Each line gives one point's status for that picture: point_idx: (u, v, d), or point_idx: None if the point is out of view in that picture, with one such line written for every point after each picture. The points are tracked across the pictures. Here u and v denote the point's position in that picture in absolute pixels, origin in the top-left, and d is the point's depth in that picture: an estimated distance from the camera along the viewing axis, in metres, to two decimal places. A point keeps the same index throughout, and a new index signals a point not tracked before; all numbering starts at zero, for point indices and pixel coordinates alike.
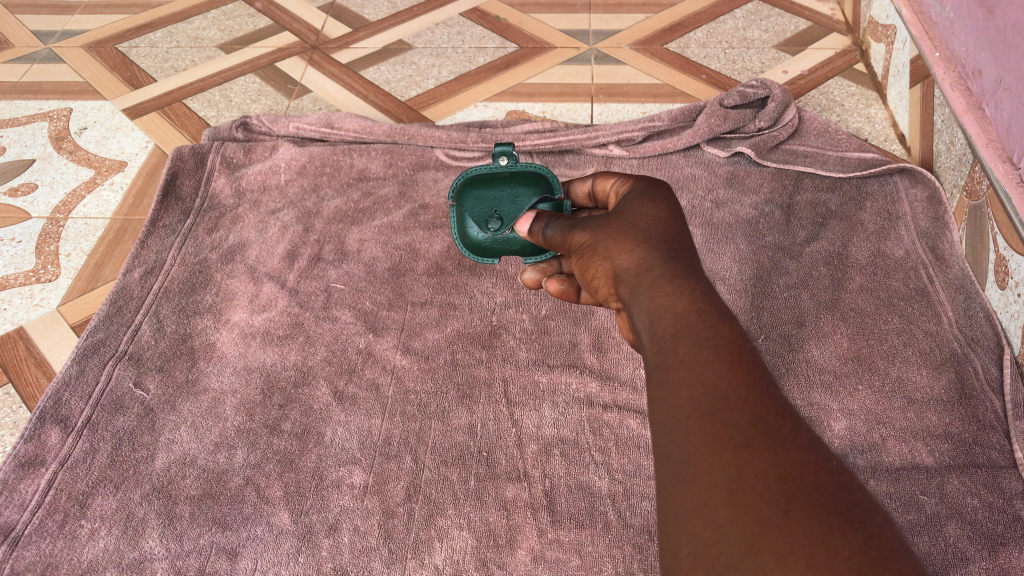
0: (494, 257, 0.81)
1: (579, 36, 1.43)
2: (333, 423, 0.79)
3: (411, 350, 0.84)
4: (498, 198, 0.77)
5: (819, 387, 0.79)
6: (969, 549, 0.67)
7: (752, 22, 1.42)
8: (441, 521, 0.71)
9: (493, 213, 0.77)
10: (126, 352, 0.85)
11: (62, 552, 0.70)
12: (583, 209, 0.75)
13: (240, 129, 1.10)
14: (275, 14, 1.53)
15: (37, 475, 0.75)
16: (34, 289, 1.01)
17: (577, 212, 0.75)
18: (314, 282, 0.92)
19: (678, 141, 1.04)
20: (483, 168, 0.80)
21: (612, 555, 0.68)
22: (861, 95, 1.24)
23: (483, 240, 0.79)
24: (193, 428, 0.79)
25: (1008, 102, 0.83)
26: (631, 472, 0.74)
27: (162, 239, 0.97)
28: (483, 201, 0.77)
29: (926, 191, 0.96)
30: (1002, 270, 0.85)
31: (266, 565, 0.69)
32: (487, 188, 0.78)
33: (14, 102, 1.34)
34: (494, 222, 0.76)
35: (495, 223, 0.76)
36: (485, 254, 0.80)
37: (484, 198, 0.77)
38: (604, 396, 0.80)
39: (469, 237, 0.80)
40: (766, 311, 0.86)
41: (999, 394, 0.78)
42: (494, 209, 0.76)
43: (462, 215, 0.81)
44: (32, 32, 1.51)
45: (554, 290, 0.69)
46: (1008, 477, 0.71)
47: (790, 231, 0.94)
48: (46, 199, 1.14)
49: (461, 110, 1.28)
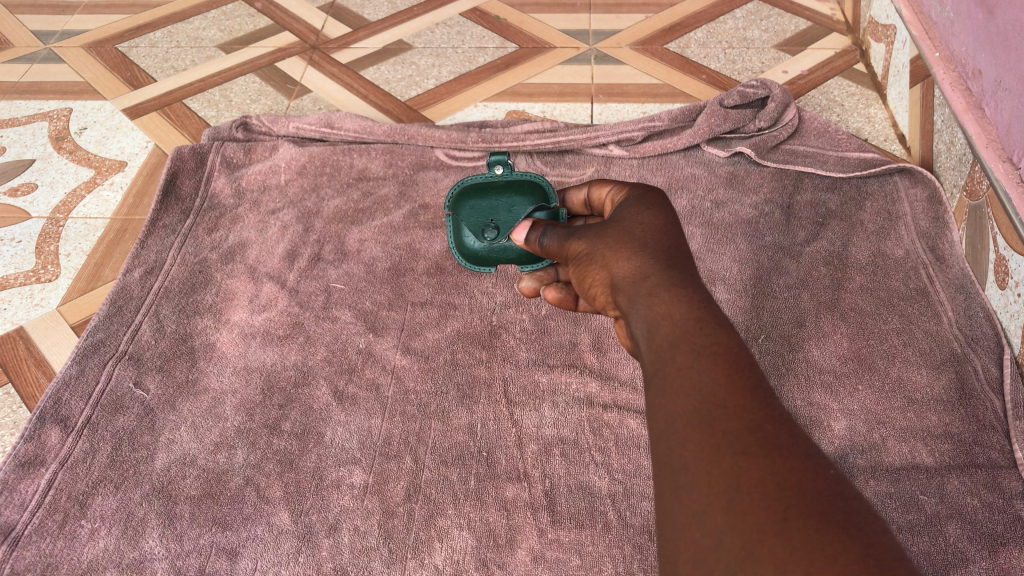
0: (491, 266, 0.85)
1: (579, 36, 1.43)
2: (333, 423, 0.79)
3: (411, 350, 0.84)
4: (494, 208, 0.78)
5: (819, 387, 0.79)
6: (969, 549, 0.67)
7: (752, 22, 1.42)
8: (441, 521, 0.71)
9: (489, 222, 0.77)
10: (126, 352, 0.85)
11: (62, 552, 0.70)
12: (579, 217, 0.74)
13: (240, 129, 1.10)
14: (274, 14, 1.52)
15: (37, 475, 0.75)
16: (34, 289, 1.01)
17: (573, 220, 0.74)
18: (314, 282, 0.92)
19: (678, 141, 1.04)
20: (478, 180, 0.84)
21: (612, 555, 0.68)
22: (861, 95, 1.24)
23: (478, 249, 0.83)
24: (193, 428, 0.79)
25: (1008, 102, 0.83)
26: (631, 472, 0.74)
27: (162, 239, 0.97)
28: (478, 210, 0.78)
29: (926, 191, 0.96)
30: (1002, 270, 0.85)
31: (267, 565, 0.69)
32: (483, 198, 0.79)
33: (14, 102, 1.34)
34: (489, 230, 0.76)
35: (492, 232, 0.76)
36: (483, 262, 0.85)
37: (479, 208, 0.78)
38: (604, 396, 0.80)
39: (466, 247, 0.84)
40: (766, 311, 0.86)
41: (999, 394, 0.78)
42: (491, 218, 0.77)
43: (459, 225, 0.84)
44: (32, 32, 1.51)
45: (552, 299, 0.69)
46: (1008, 478, 0.71)
47: (791, 230, 0.94)
48: (46, 199, 1.14)
49: (461, 110, 1.28)
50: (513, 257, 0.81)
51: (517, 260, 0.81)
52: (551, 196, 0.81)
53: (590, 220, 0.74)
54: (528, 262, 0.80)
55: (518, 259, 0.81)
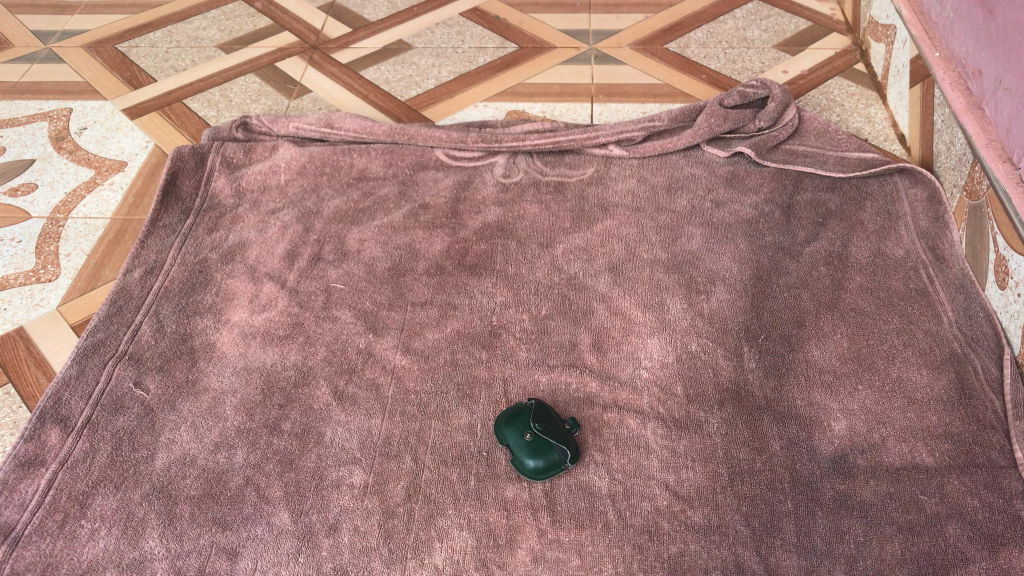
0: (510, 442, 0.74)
1: (579, 36, 1.43)
2: (333, 423, 0.79)
3: (411, 350, 0.84)
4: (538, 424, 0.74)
5: (820, 387, 0.79)
6: (969, 550, 0.67)
7: (752, 22, 1.42)
8: (441, 521, 0.71)
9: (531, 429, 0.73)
10: (126, 352, 0.85)
11: (62, 552, 0.70)
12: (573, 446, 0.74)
13: (240, 129, 1.10)
14: (275, 14, 1.52)
15: (36, 476, 0.75)
16: (34, 289, 1.01)
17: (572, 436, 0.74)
18: (314, 282, 0.92)
19: (678, 141, 1.04)
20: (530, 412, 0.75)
21: (612, 555, 0.69)
22: (860, 95, 1.24)
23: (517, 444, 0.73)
24: (193, 428, 0.79)
25: (1008, 102, 0.83)
26: (631, 472, 0.74)
27: (162, 239, 0.97)
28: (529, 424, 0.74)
29: (926, 191, 0.97)
30: (1002, 270, 0.84)
31: (267, 565, 0.69)
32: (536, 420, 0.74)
33: (15, 102, 1.34)
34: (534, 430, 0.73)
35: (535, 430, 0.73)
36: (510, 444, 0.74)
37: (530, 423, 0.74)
38: (604, 395, 0.80)
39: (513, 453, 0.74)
40: (767, 311, 0.85)
41: (999, 394, 0.77)
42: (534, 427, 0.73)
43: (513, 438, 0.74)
44: (32, 32, 1.51)
45: None
46: (1008, 478, 0.71)
47: (791, 230, 0.94)
48: (46, 200, 1.14)
49: (461, 110, 1.28)
50: (506, 445, 0.75)
51: (512, 454, 0.74)
52: (575, 424, 0.76)
53: (571, 436, 0.74)
54: (512, 428, 0.74)
55: (509, 446, 0.74)
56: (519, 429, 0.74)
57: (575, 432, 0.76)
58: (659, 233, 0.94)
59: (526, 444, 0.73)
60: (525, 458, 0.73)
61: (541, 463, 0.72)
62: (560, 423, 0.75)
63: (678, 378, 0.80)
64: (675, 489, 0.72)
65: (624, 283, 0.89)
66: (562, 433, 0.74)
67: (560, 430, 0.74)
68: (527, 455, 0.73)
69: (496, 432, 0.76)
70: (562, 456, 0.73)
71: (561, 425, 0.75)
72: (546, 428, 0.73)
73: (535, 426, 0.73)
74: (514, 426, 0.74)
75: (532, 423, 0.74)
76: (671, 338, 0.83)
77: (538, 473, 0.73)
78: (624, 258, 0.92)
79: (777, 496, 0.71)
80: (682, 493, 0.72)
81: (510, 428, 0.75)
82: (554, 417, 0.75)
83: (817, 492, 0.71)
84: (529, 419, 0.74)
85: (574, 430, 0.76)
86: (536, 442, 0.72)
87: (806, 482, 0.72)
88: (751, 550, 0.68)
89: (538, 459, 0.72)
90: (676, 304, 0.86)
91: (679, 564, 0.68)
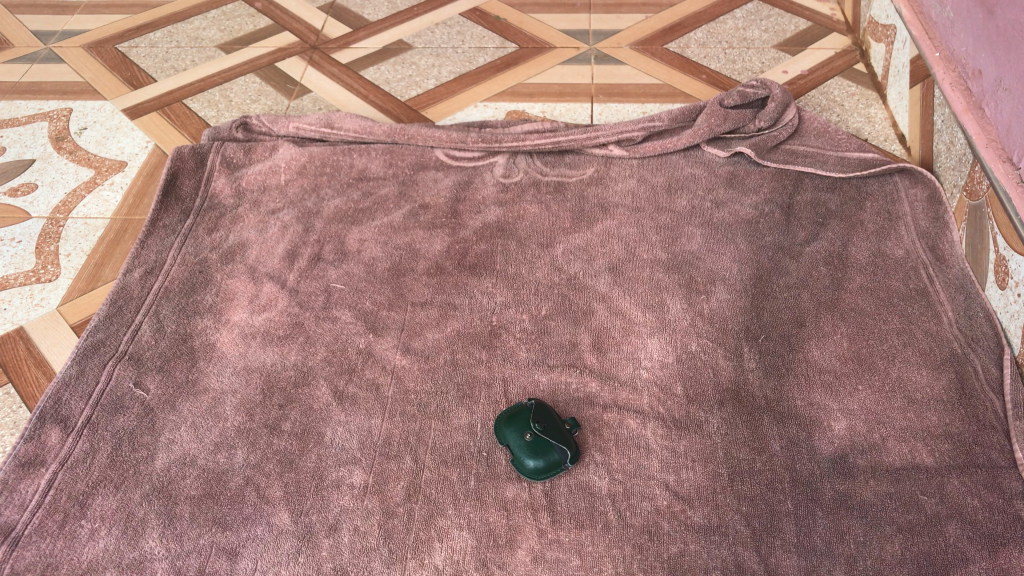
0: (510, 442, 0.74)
1: (579, 36, 1.43)
2: (333, 423, 0.79)
3: (411, 350, 0.84)
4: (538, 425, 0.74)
5: (820, 387, 0.79)
6: (969, 550, 0.67)
7: (753, 22, 1.42)
8: (441, 521, 0.71)
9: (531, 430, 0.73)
10: (126, 352, 0.85)
11: (62, 552, 0.70)
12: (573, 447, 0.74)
13: (240, 129, 1.10)
14: (275, 14, 1.52)
15: (36, 476, 0.75)
16: (34, 289, 1.01)
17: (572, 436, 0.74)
18: (314, 282, 0.92)
19: (678, 141, 1.04)
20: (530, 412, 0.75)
21: (612, 555, 0.69)
22: (860, 95, 1.24)
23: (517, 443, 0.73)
24: (193, 428, 0.79)
25: (1008, 102, 0.83)
26: (631, 472, 0.74)
27: (162, 239, 0.97)
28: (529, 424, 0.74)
29: (926, 191, 0.97)
30: (1002, 270, 0.84)
31: (266, 565, 0.69)
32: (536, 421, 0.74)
33: (15, 102, 1.34)
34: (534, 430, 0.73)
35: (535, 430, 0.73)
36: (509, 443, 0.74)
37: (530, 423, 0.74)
38: (604, 395, 0.80)
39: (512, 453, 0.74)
40: (767, 311, 0.85)
41: (999, 394, 0.77)
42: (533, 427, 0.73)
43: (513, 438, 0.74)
44: (32, 32, 1.51)
45: None
46: (1008, 478, 0.71)
47: (791, 230, 0.94)
48: (46, 199, 1.14)
49: (461, 110, 1.28)
50: (506, 445, 0.75)
51: (512, 454, 0.74)
52: (575, 424, 0.76)
53: (570, 437, 0.74)
54: (512, 428, 0.74)
55: (509, 445, 0.74)
56: (519, 429, 0.74)
57: (575, 432, 0.76)
58: (659, 233, 0.94)
59: (525, 445, 0.73)
60: (525, 458, 0.73)
61: (541, 463, 0.72)
62: (560, 423, 0.75)
63: (678, 378, 0.80)
64: (675, 489, 0.72)
65: (624, 283, 0.89)
66: (562, 433, 0.74)
67: (561, 430, 0.74)
68: (527, 455, 0.73)
69: (496, 432, 0.76)
70: (561, 456, 0.73)
71: (561, 425, 0.75)
72: (546, 428, 0.73)
73: (535, 426, 0.73)
74: (514, 426, 0.74)
75: (532, 423, 0.74)
76: (671, 338, 0.83)
77: (538, 473, 0.73)
78: (624, 258, 0.92)
79: (777, 496, 0.71)
80: (682, 493, 0.72)
81: (510, 428, 0.75)
82: (554, 417, 0.75)
83: (817, 492, 0.71)
84: (529, 419, 0.74)
85: (574, 430, 0.76)
86: (536, 442, 0.72)
87: (806, 482, 0.72)
88: (751, 550, 0.68)
89: (538, 460, 0.72)
90: (676, 304, 0.86)
91: (679, 564, 0.68)
